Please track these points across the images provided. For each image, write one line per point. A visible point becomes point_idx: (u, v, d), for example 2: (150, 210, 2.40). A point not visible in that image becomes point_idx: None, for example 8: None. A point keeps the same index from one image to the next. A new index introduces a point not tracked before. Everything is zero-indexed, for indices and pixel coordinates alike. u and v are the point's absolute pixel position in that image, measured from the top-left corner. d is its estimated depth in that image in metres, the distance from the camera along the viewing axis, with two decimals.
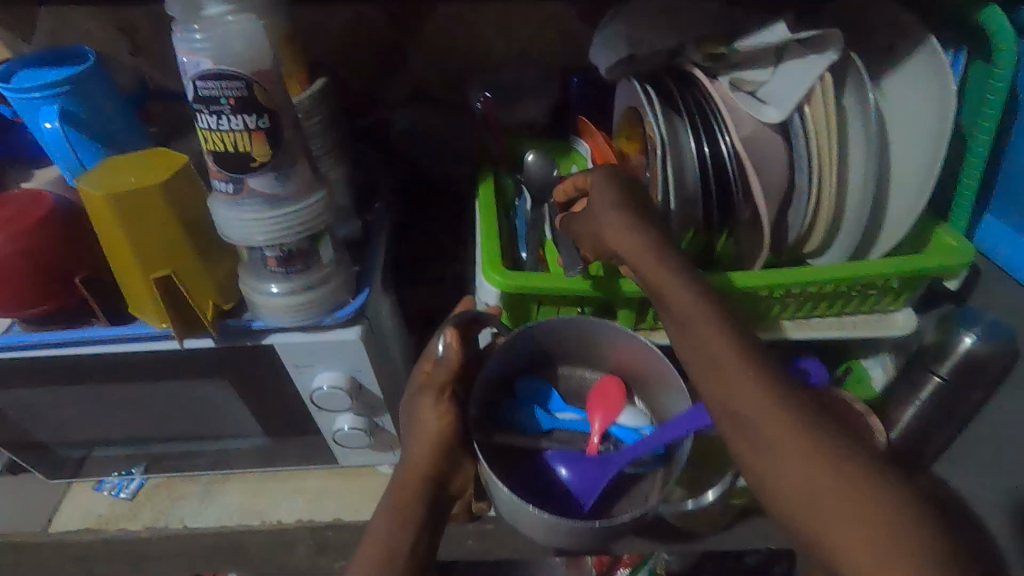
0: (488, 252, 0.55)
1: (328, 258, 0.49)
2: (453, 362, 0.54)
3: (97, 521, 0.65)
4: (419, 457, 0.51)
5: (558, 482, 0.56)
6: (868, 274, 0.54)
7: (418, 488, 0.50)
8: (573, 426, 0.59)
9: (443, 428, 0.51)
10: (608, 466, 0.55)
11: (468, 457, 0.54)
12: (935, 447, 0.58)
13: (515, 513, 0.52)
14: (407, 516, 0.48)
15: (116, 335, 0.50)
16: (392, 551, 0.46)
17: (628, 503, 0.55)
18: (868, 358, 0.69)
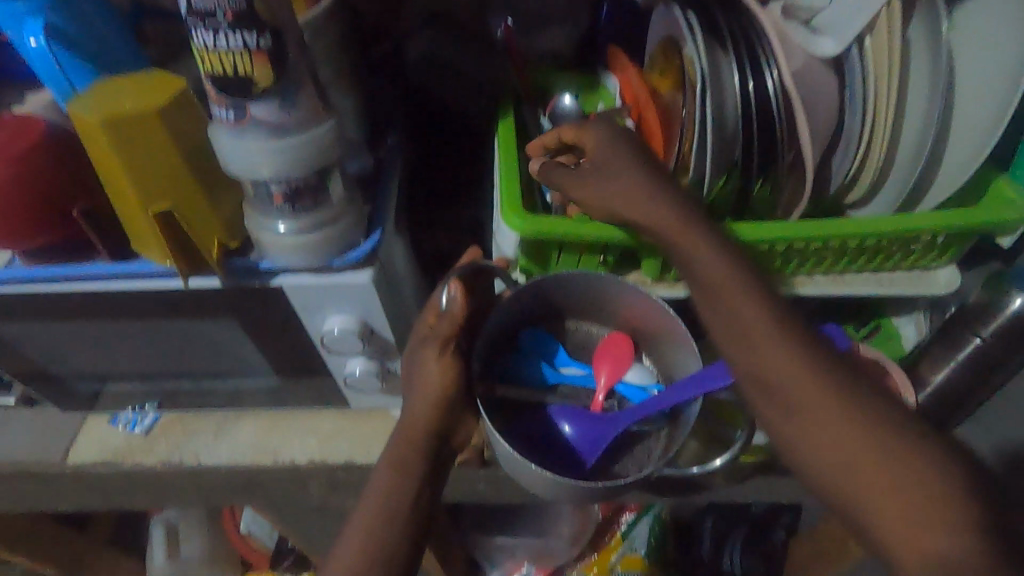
0: (508, 194, 0.52)
1: (339, 195, 0.46)
2: (457, 314, 0.53)
3: (113, 454, 0.66)
4: (419, 412, 0.51)
5: (561, 437, 0.56)
6: (917, 227, 0.50)
7: (419, 444, 0.51)
8: (578, 381, 0.58)
9: (445, 384, 0.51)
10: (613, 425, 0.54)
11: (468, 412, 0.55)
12: (967, 407, 0.57)
13: (517, 470, 0.52)
14: (407, 469, 0.51)
15: (118, 273, 0.48)
16: (394, 502, 0.49)
17: (631, 461, 0.55)
18: (899, 316, 0.66)
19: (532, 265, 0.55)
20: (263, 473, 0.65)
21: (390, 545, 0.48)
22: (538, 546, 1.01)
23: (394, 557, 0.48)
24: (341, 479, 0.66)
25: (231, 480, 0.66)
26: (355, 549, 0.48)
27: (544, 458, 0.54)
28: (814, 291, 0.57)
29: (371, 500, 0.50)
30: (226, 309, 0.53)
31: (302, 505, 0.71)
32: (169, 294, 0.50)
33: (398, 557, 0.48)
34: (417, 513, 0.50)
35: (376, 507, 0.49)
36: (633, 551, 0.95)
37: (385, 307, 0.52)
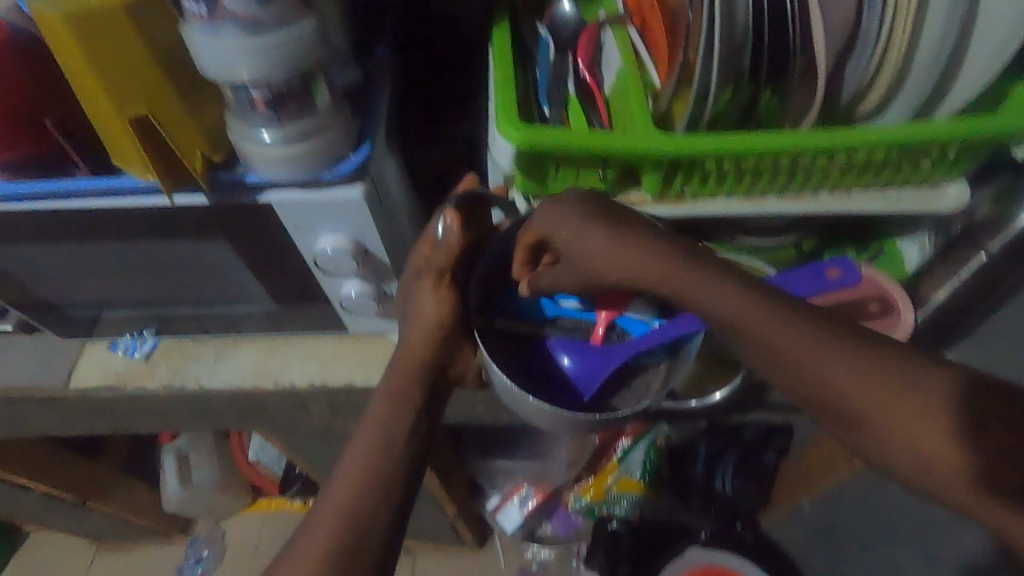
0: (503, 103, 0.49)
1: (325, 103, 0.44)
2: (453, 246, 0.52)
3: (115, 378, 0.66)
4: (415, 341, 0.54)
5: (559, 368, 0.57)
6: (928, 137, 0.48)
7: (415, 372, 0.53)
8: (577, 315, 0.57)
9: (441, 313, 0.53)
10: (610, 359, 0.54)
11: (466, 344, 0.56)
12: (969, 321, 0.58)
13: (517, 402, 0.52)
14: (404, 399, 0.52)
15: (100, 189, 0.46)
16: (391, 427, 0.50)
17: (628, 393, 0.55)
18: (904, 239, 0.65)
19: (528, 181, 0.53)
20: (265, 395, 0.66)
21: (390, 471, 0.48)
22: (537, 469, 1.05)
23: (394, 483, 0.48)
24: (342, 401, 0.67)
25: (233, 403, 0.67)
26: (354, 476, 0.47)
27: (541, 387, 0.55)
28: (819, 208, 0.56)
29: (368, 429, 0.50)
30: (216, 229, 0.52)
31: (305, 428, 0.73)
32: (155, 211, 0.49)
33: (397, 483, 0.48)
34: (414, 440, 0.50)
35: (374, 435, 0.49)
36: (628, 473, 1.03)
37: (379, 227, 0.51)
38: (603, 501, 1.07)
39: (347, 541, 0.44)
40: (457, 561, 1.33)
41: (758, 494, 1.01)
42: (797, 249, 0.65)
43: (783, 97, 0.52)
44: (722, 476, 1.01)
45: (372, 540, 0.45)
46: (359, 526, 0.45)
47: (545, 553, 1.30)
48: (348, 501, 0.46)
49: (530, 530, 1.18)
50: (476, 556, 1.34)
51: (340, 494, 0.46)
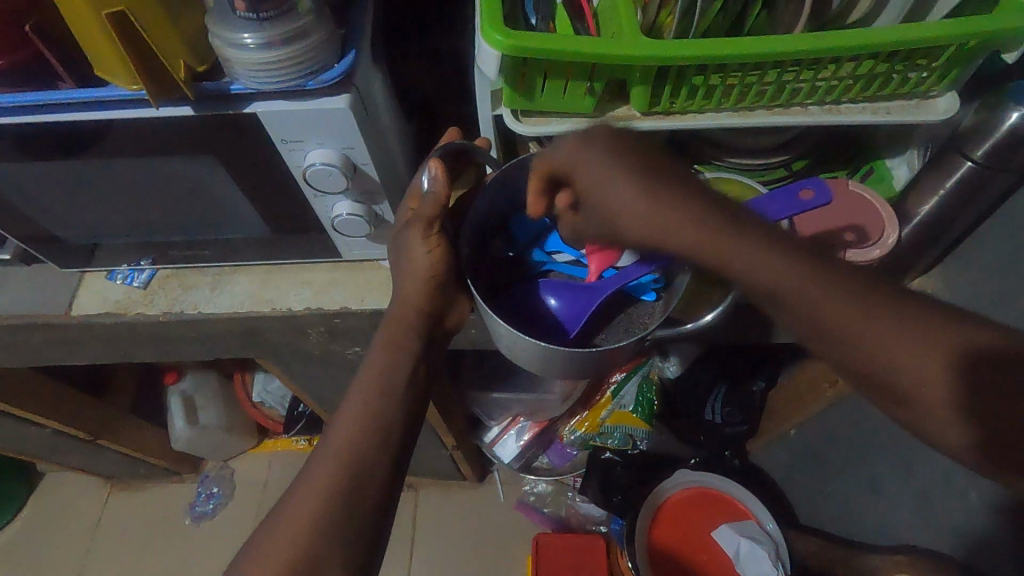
0: (488, 8, 0.48)
1: (306, 7, 0.44)
2: (440, 193, 0.52)
3: (115, 306, 0.67)
4: (410, 291, 0.55)
5: (547, 310, 0.58)
6: (921, 40, 0.48)
7: (413, 321, 0.55)
8: (569, 270, 0.60)
9: (434, 261, 0.54)
10: (595, 295, 0.56)
11: (460, 293, 0.59)
12: (951, 235, 0.58)
13: (513, 346, 0.53)
14: (402, 349, 0.54)
15: (86, 101, 0.47)
16: (390, 377, 0.53)
17: (611, 332, 0.57)
18: (893, 158, 0.65)
19: (515, 95, 0.53)
20: (263, 321, 0.67)
21: (388, 415, 0.51)
22: (532, 402, 1.08)
23: (394, 423, 0.51)
24: (338, 326, 0.68)
25: (233, 329, 0.68)
26: (356, 421, 0.50)
27: (529, 327, 0.56)
28: (808, 122, 0.56)
29: (367, 377, 0.52)
30: (205, 147, 0.52)
31: (304, 355, 0.75)
32: (140, 124, 0.49)
33: (396, 426, 0.51)
34: (411, 385, 0.53)
35: (372, 380, 0.52)
36: (622, 407, 1.05)
37: (367, 140, 0.51)
38: (598, 433, 1.09)
39: (347, 481, 0.47)
40: (458, 494, 1.39)
41: (746, 422, 1.04)
42: (787, 168, 0.64)
43: (772, 8, 0.53)
44: (713, 407, 1.05)
45: (373, 479, 0.48)
46: (359, 467, 0.48)
47: (542, 486, 1.36)
48: (348, 443, 0.49)
49: (528, 462, 1.23)
50: (476, 490, 1.39)
51: (343, 438, 0.49)
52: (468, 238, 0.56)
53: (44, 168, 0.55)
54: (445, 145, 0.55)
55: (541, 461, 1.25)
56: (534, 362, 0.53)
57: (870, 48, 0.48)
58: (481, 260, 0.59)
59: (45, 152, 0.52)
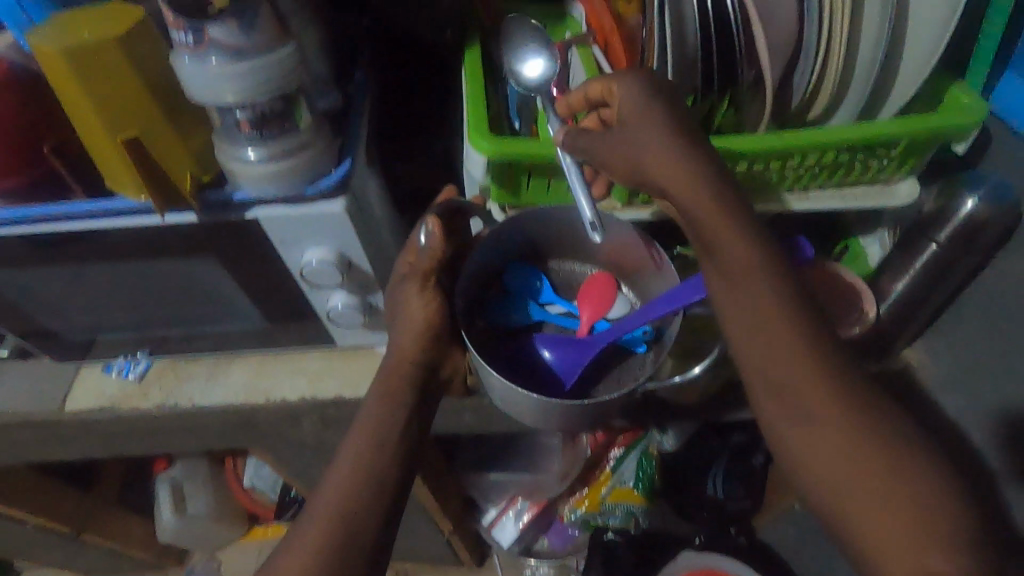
0: (475, 116, 0.52)
1: (306, 124, 0.47)
2: (436, 250, 0.54)
3: (110, 400, 0.67)
4: (405, 342, 0.54)
5: (541, 363, 0.57)
6: (875, 136, 0.52)
7: (405, 377, 0.54)
8: (563, 321, 0.60)
9: (429, 317, 0.55)
10: (591, 348, 0.56)
11: (455, 345, 0.58)
12: (925, 313, 0.59)
13: (508, 398, 0.53)
14: (395, 400, 0.52)
15: (95, 210, 0.49)
16: (384, 428, 0.51)
17: (606, 385, 0.57)
18: (866, 237, 0.68)
19: (503, 193, 0.57)
20: (257, 411, 0.67)
21: (380, 472, 0.49)
22: (531, 482, 1.06)
23: (386, 481, 0.48)
24: (333, 414, 0.68)
25: (227, 420, 0.68)
26: (346, 476, 0.48)
27: (525, 380, 0.56)
28: (779, 208, 0.59)
29: (359, 428, 0.51)
30: (206, 246, 0.54)
31: (299, 443, 0.74)
32: (146, 230, 0.51)
33: (391, 475, 0.49)
34: (405, 439, 0.51)
35: (365, 434, 0.50)
36: (622, 483, 1.02)
37: (361, 237, 0.53)
38: (598, 511, 1.06)
39: (337, 536, 0.45)
40: None
41: (748, 496, 1.03)
42: None
43: (738, 107, 0.56)
44: (714, 482, 1.04)
45: (364, 536, 0.46)
46: (351, 525, 0.46)
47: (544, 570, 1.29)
48: (337, 503, 0.46)
49: (528, 543, 1.18)
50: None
51: (332, 497, 0.47)
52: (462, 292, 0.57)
53: (48, 268, 0.57)
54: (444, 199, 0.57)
55: (541, 543, 1.20)
56: (529, 415, 0.53)
57: (829, 143, 0.52)
58: (476, 316, 0.59)
59: (51, 255, 0.54)
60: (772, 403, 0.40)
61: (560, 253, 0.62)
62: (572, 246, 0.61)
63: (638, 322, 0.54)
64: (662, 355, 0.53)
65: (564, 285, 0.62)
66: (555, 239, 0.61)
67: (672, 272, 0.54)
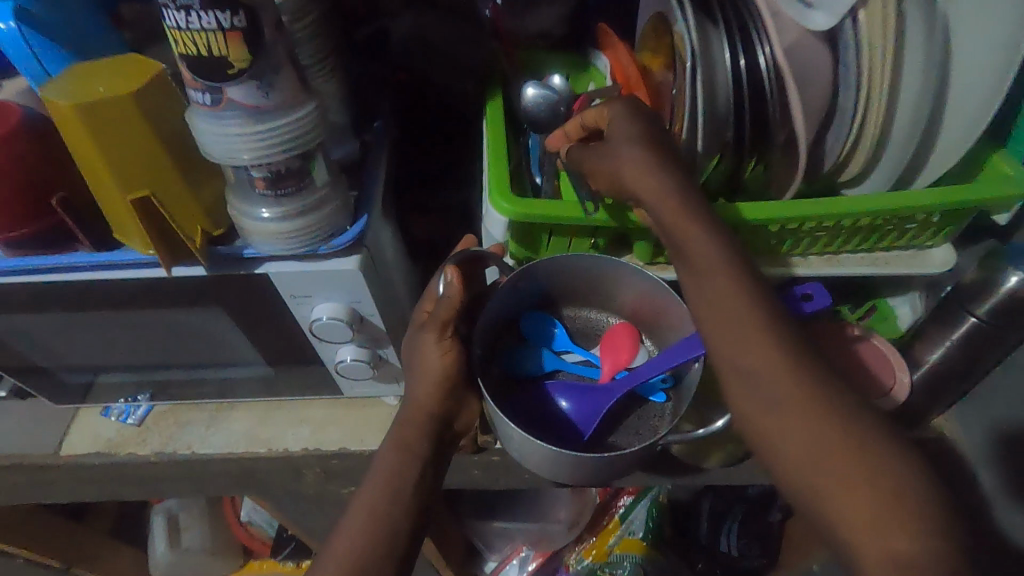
0: (496, 175, 0.51)
1: (322, 180, 0.45)
2: (454, 299, 0.51)
3: (106, 445, 0.65)
4: (423, 394, 0.51)
5: (558, 413, 0.54)
6: (910, 207, 0.50)
7: (422, 427, 0.50)
8: (579, 369, 0.57)
9: (447, 364, 0.51)
10: (609, 396, 0.53)
11: (471, 393, 0.54)
12: (963, 387, 0.57)
13: (524, 448, 0.50)
14: (412, 452, 0.49)
15: (103, 262, 0.48)
16: (400, 483, 0.48)
17: (627, 434, 0.54)
18: (895, 297, 0.65)
19: (521, 249, 0.55)
20: (257, 462, 0.64)
21: (393, 529, 0.46)
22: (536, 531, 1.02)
23: (396, 537, 0.46)
24: (336, 466, 0.65)
25: (226, 470, 0.65)
26: (357, 531, 0.45)
27: (541, 431, 0.53)
28: (810, 272, 0.56)
29: (375, 482, 0.48)
30: (214, 296, 0.52)
31: (300, 492, 0.71)
32: (152, 281, 0.50)
33: (401, 529, 0.46)
34: (419, 494, 0.48)
35: (378, 486, 0.47)
36: (631, 532, 0.96)
37: (374, 293, 0.51)
38: (606, 563, 0.96)
39: None
40: None
41: (764, 554, 0.98)
42: None
43: (767, 165, 0.54)
44: (727, 537, 1.00)
45: None
46: None
47: None
48: (346, 563, 0.43)
49: None
50: None
51: (341, 554, 0.44)
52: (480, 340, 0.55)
53: (50, 313, 0.55)
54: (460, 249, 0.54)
55: None
56: (546, 468, 0.50)
57: (864, 212, 0.50)
58: (491, 364, 0.56)
59: (52, 304, 0.52)
60: (810, 492, 0.38)
61: (576, 301, 0.60)
62: (588, 295, 0.59)
63: (657, 370, 0.51)
64: (684, 408, 0.51)
65: (580, 333, 0.60)
66: (572, 287, 0.58)
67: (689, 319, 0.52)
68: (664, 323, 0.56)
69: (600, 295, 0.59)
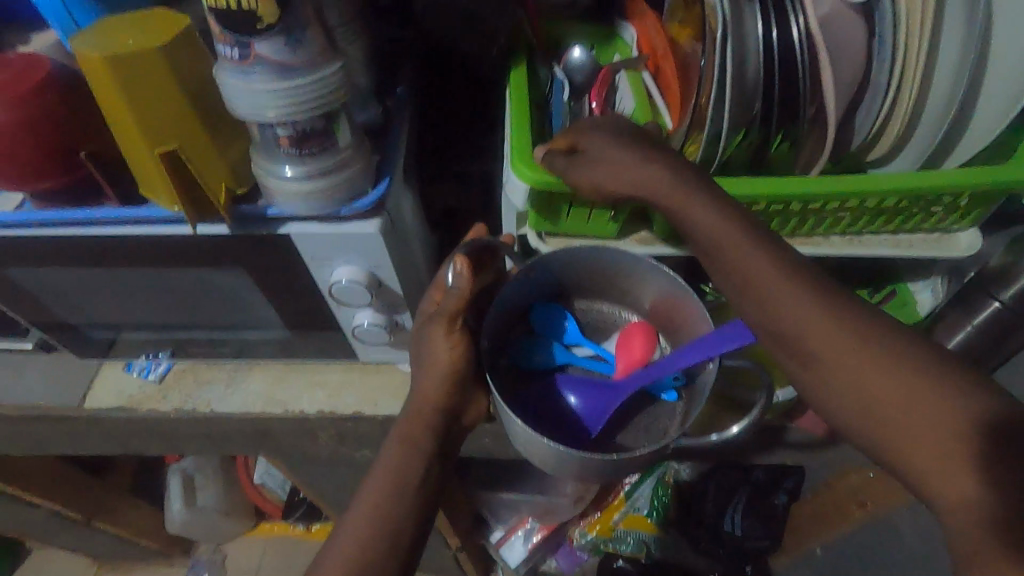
0: (518, 143, 0.50)
1: (346, 143, 0.45)
2: (464, 290, 0.50)
3: (129, 400, 0.66)
4: (430, 385, 0.52)
5: (566, 409, 0.55)
6: (940, 188, 0.48)
7: (428, 419, 0.51)
8: (588, 364, 0.58)
9: (455, 358, 0.52)
10: (617, 395, 0.53)
11: (478, 387, 0.56)
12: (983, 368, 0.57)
13: (528, 443, 0.51)
14: (418, 445, 0.50)
15: (130, 218, 0.48)
16: (404, 475, 0.49)
17: (634, 434, 0.54)
18: (916, 282, 0.64)
19: (540, 219, 0.55)
20: (274, 422, 0.66)
21: (398, 521, 0.48)
22: (543, 503, 1.03)
23: (403, 527, 0.48)
24: (350, 430, 0.67)
25: (244, 429, 0.67)
26: (364, 522, 0.47)
27: (549, 428, 0.53)
28: (831, 253, 0.55)
29: (379, 474, 0.49)
30: (237, 257, 0.53)
31: (314, 454, 0.73)
32: (177, 238, 0.50)
33: (408, 524, 0.48)
34: (426, 486, 0.50)
35: (386, 477, 0.49)
36: (636, 510, 1.00)
37: (394, 260, 0.52)
38: (610, 537, 1.03)
39: None
40: None
41: (767, 535, 0.98)
42: None
43: (793, 143, 0.54)
44: (732, 518, 0.99)
45: None
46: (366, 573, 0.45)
47: None
48: (353, 548, 0.46)
49: (534, 565, 1.16)
50: None
51: (348, 544, 0.46)
52: (489, 332, 0.55)
53: (77, 266, 0.56)
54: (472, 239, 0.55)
55: (546, 564, 1.18)
56: (550, 463, 0.51)
57: (890, 190, 0.49)
58: (499, 355, 0.57)
59: (79, 259, 0.53)
60: None
61: (587, 293, 0.60)
62: (602, 287, 0.59)
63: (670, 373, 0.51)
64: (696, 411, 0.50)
65: (590, 327, 0.60)
66: (584, 279, 0.59)
67: (707, 319, 0.51)
68: (678, 319, 0.55)
69: (609, 284, 0.59)
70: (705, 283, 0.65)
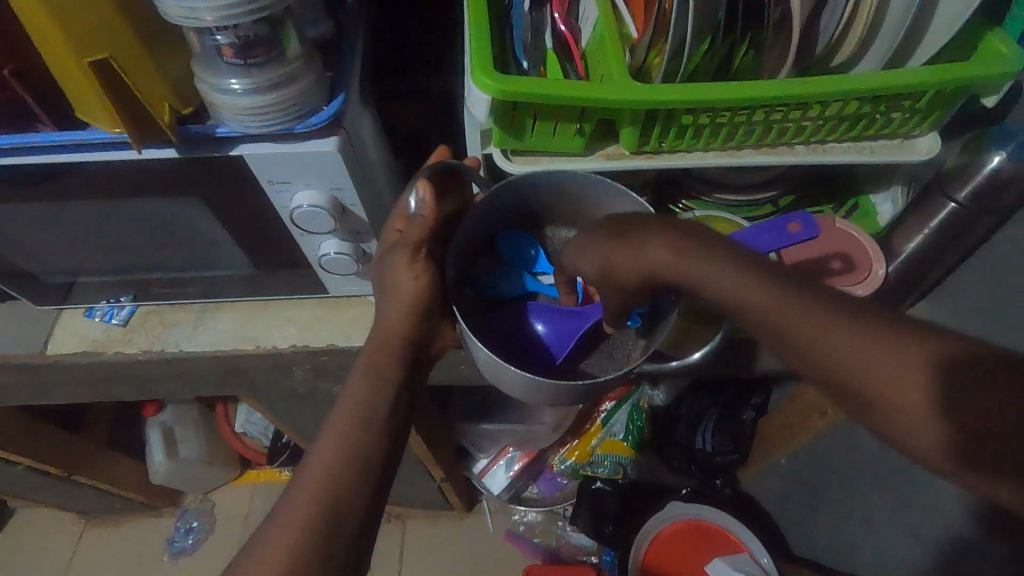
0: (477, 53, 0.48)
1: (296, 53, 0.44)
2: (427, 218, 0.51)
3: (93, 345, 0.65)
4: (395, 317, 0.52)
5: (534, 336, 0.56)
6: (904, 87, 0.48)
7: (396, 350, 0.52)
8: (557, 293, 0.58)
9: (420, 288, 0.52)
10: (582, 319, 0.55)
11: (445, 319, 0.56)
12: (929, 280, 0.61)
13: (497, 372, 0.50)
14: (385, 377, 0.50)
15: (73, 142, 0.46)
16: (371, 408, 0.48)
17: (600, 360, 0.55)
18: (877, 194, 0.66)
19: (505, 135, 0.53)
20: (247, 359, 0.65)
21: (367, 452, 0.47)
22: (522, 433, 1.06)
23: (374, 455, 0.47)
24: (325, 364, 0.66)
25: (216, 368, 0.66)
26: (333, 455, 0.46)
27: (515, 355, 0.54)
28: (795, 161, 0.55)
29: (345, 408, 0.48)
30: (192, 185, 0.51)
31: (291, 391, 0.73)
32: (126, 164, 0.48)
33: (379, 454, 0.47)
34: (394, 415, 0.49)
35: (351, 412, 0.48)
36: (612, 435, 1.03)
37: (355, 181, 0.50)
38: (588, 462, 1.06)
39: (323, 517, 0.43)
40: (448, 524, 1.37)
41: (737, 450, 1.02)
42: (776, 205, 0.65)
43: (758, 50, 0.53)
44: (703, 436, 1.03)
45: (350, 516, 0.44)
46: (338, 506, 0.44)
47: (531, 515, 1.33)
48: (326, 481, 0.44)
49: (517, 492, 1.21)
50: (464, 519, 1.37)
51: (317, 480, 0.44)
52: (456, 262, 0.55)
53: (20, 204, 0.53)
54: (433, 163, 0.54)
55: (529, 491, 1.23)
56: (521, 392, 0.50)
57: (854, 92, 0.48)
58: (463, 287, 0.57)
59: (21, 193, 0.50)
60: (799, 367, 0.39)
61: (556, 220, 0.59)
62: (569, 213, 0.58)
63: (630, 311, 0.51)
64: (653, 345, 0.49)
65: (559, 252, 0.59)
66: (554, 204, 0.57)
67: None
68: None
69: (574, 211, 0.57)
70: (674, 204, 0.66)
